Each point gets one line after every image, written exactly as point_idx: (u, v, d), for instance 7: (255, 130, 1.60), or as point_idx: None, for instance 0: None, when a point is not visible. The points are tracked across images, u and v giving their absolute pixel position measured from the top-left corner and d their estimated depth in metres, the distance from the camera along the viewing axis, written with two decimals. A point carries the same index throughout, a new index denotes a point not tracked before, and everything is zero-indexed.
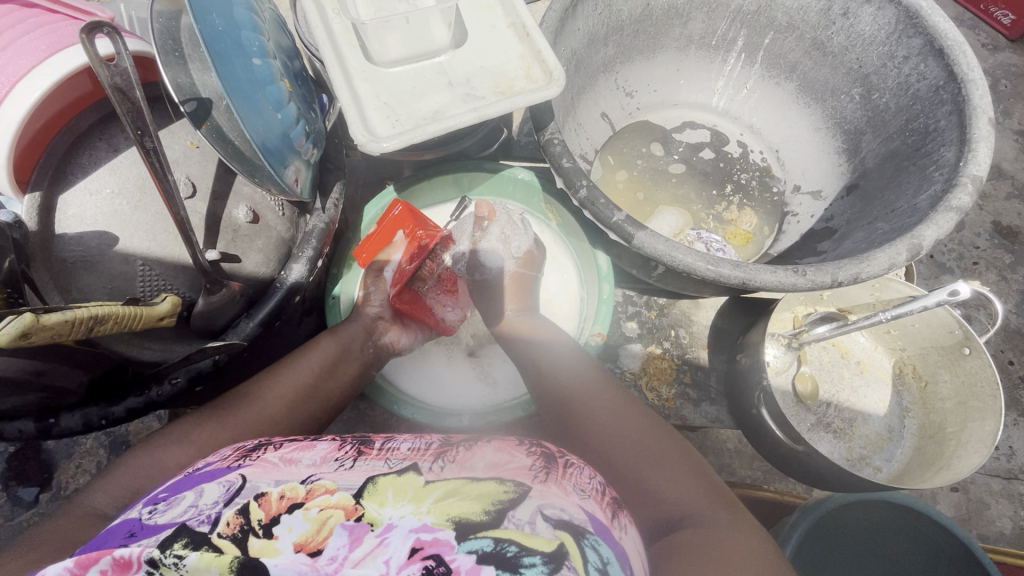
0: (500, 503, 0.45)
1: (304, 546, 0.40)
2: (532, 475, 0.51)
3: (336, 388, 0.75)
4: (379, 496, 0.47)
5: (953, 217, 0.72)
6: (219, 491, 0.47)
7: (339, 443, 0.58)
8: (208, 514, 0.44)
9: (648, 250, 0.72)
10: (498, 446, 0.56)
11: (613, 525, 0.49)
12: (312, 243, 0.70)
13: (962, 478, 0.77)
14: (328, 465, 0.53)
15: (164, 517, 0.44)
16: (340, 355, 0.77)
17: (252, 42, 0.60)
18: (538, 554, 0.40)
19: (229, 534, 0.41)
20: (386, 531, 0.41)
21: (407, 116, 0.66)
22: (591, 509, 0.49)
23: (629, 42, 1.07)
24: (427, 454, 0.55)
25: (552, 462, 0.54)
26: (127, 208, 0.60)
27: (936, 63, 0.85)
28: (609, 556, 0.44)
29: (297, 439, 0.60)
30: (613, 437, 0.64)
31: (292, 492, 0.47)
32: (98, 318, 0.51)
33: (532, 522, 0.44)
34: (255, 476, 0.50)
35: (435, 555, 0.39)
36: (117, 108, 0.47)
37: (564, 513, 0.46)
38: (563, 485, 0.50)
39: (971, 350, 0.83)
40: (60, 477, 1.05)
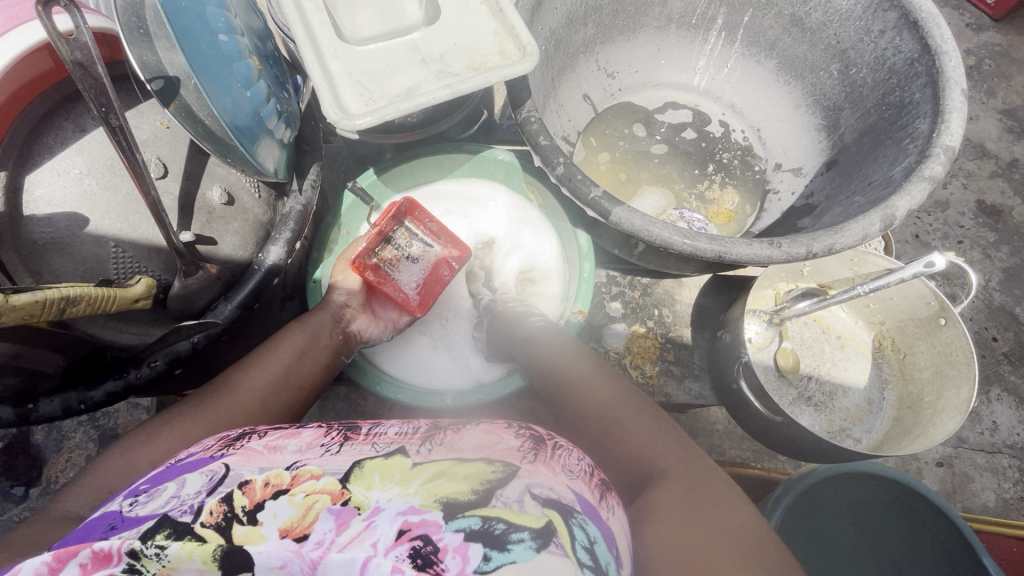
0: (489, 483, 0.46)
1: (289, 532, 0.40)
2: (520, 456, 0.51)
3: (306, 376, 0.72)
4: (365, 479, 0.47)
5: (926, 187, 0.73)
6: (202, 480, 0.47)
7: (325, 429, 0.58)
8: (190, 504, 0.44)
9: (625, 225, 0.72)
10: (487, 428, 0.57)
11: (601, 506, 0.50)
12: (290, 225, 0.70)
13: (937, 444, 0.79)
14: (314, 450, 0.53)
15: (146, 509, 0.44)
16: (309, 344, 0.74)
17: (217, 18, 0.59)
18: (526, 530, 0.41)
19: (212, 523, 0.41)
20: (373, 514, 0.41)
21: (381, 94, 0.66)
22: (579, 489, 0.49)
23: (608, 22, 1.07)
24: (414, 437, 0.55)
25: (540, 443, 0.54)
26: (98, 188, 0.60)
27: (910, 36, 0.86)
28: (597, 535, 0.44)
29: (282, 428, 0.59)
30: (617, 428, 0.62)
31: (276, 479, 0.47)
32: (70, 299, 0.51)
33: (520, 500, 0.44)
34: (238, 464, 0.50)
35: (423, 535, 0.39)
36: (78, 84, 0.46)
37: (552, 492, 0.46)
38: (552, 466, 0.51)
39: (946, 320, 0.85)
40: (49, 472, 1.05)
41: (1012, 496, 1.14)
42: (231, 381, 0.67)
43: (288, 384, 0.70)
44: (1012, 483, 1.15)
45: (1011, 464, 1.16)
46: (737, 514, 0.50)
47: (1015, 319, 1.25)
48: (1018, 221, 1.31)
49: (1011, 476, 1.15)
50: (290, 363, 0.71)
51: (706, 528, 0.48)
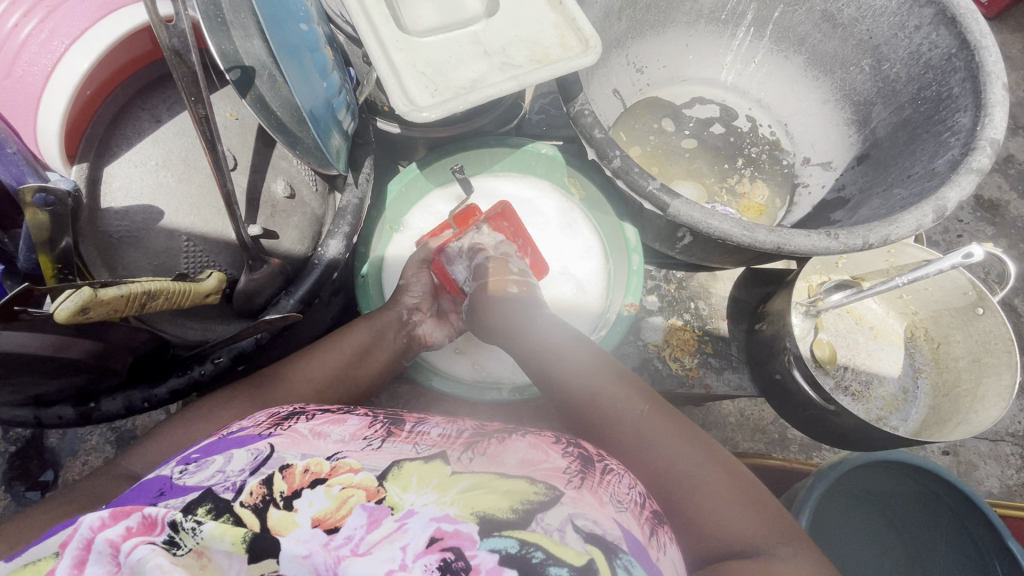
0: (529, 504, 0.44)
1: (321, 523, 0.41)
2: (566, 480, 0.48)
3: (363, 377, 0.73)
4: (403, 480, 0.46)
5: (974, 178, 0.74)
6: (247, 458, 0.47)
7: (370, 420, 0.56)
8: (233, 480, 0.44)
9: (683, 218, 0.73)
10: (532, 442, 0.54)
11: (650, 544, 0.47)
12: (347, 219, 0.69)
13: (982, 429, 0.80)
14: (355, 444, 0.51)
15: (193, 480, 0.45)
16: (372, 344, 0.76)
17: (299, 5, 0.57)
18: (565, 565, 0.40)
19: (251, 503, 0.42)
20: (405, 516, 0.42)
21: (446, 85, 0.65)
22: (627, 525, 0.46)
23: (640, 17, 1.07)
24: (458, 443, 0.53)
25: (590, 467, 0.52)
26: (172, 180, 0.59)
27: (948, 32, 0.87)
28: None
29: (329, 411, 0.59)
30: (657, 448, 0.57)
31: (316, 466, 0.46)
32: (151, 293, 0.50)
33: (562, 530, 0.43)
34: (284, 447, 0.49)
35: (454, 548, 0.40)
36: (173, 74, 0.44)
37: (596, 526, 0.44)
38: (599, 494, 0.48)
39: (984, 310, 0.87)
40: (66, 475, 1.03)
41: (1016, 483, 1.18)
42: (300, 370, 0.69)
43: (348, 378, 0.72)
44: (1016, 469, 1.19)
45: (1014, 451, 1.19)
46: (794, 560, 0.50)
47: (1012, 310, 1.28)
48: (1014, 214, 1.35)
49: (1015, 463, 1.19)
50: (351, 361, 0.72)
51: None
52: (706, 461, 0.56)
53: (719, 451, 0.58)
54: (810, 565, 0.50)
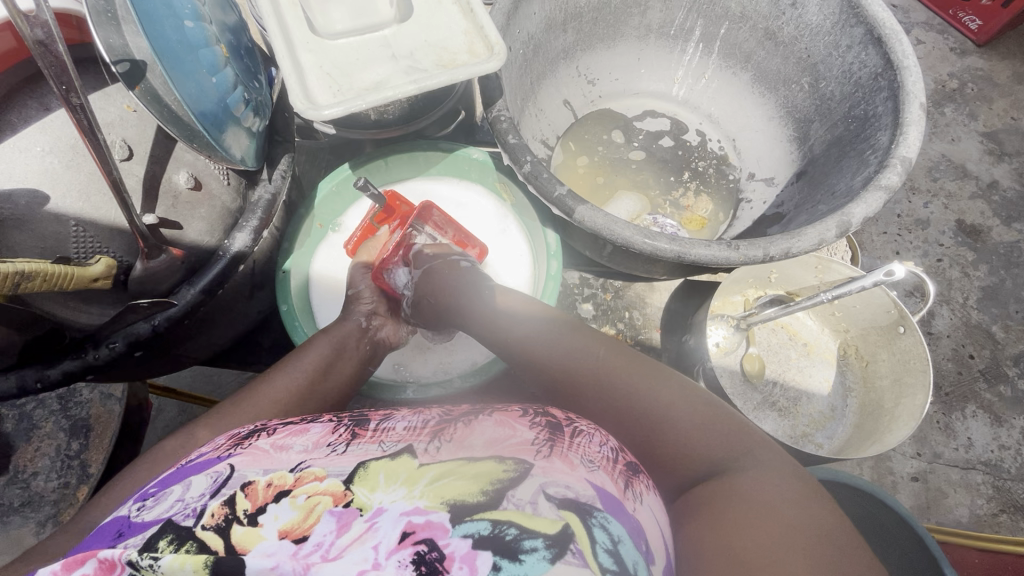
0: (499, 483, 0.44)
1: (288, 534, 0.39)
2: (535, 452, 0.49)
3: (332, 389, 0.71)
4: (370, 480, 0.45)
5: (881, 196, 0.75)
6: (207, 482, 0.46)
7: (333, 426, 0.56)
8: (194, 507, 0.42)
9: (588, 224, 0.74)
10: (499, 419, 0.55)
11: (626, 496, 0.48)
12: (257, 213, 0.70)
13: (890, 448, 0.81)
14: (319, 451, 0.51)
15: (151, 514, 0.43)
16: (336, 355, 0.75)
17: (184, 5, 0.61)
18: (539, 537, 0.40)
19: (212, 525, 0.40)
20: (374, 515, 0.41)
21: (349, 86, 0.67)
22: (600, 482, 0.48)
23: (588, 29, 1.09)
24: (424, 433, 0.54)
25: (558, 433, 0.53)
26: (59, 166, 0.60)
27: (875, 50, 0.89)
28: (620, 534, 0.43)
29: (291, 423, 0.58)
30: (617, 398, 0.60)
31: (279, 479, 0.45)
32: (24, 273, 0.52)
33: (534, 502, 0.43)
34: (244, 465, 0.48)
35: (427, 540, 0.39)
36: (37, 61, 0.47)
37: (569, 491, 0.45)
38: (569, 459, 0.49)
39: (905, 329, 0.86)
40: (17, 461, 0.97)
41: (987, 513, 1.14)
42: (267, 388, 0.66)
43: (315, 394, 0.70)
44: (986, 500, 1.15)
45: (986, 481, 1.16)
46: (764, 469, 0.51)
47: (991, 337, 1.25)
48: (996, 241, 1.33)
49: (985, 493, 1.15)
50: (313, 376, 0.69)
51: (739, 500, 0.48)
52: (675, 396, 0.59)
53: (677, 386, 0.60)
54: (780, 472, 0.51)
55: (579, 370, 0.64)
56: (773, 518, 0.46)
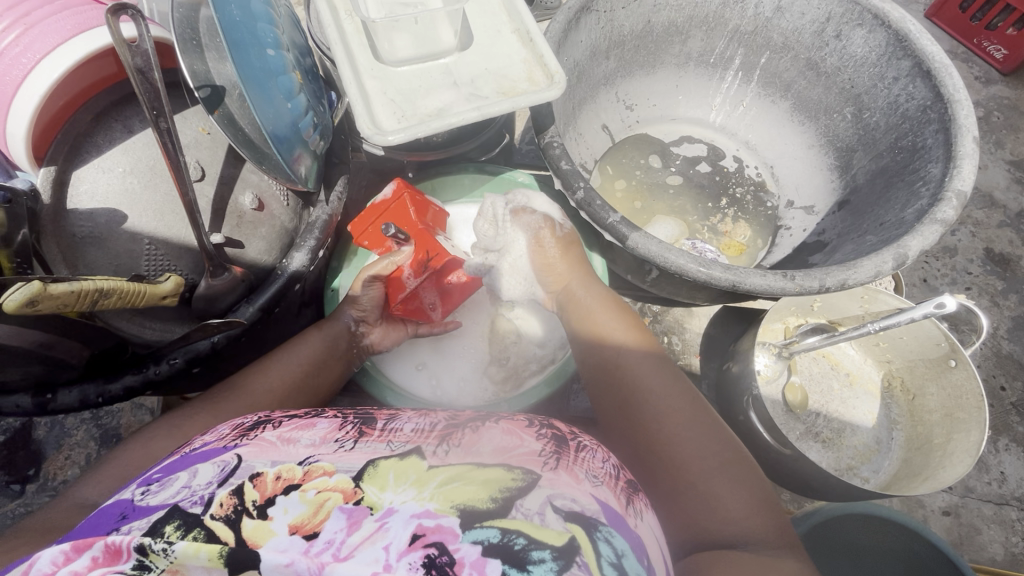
0: (508, 491, 0.42)
1: (299, 529, 0.37)
2: (541, 462, 0.48)
3: (322, 383, 0.76)
4: (379, 479, 0.43)
5: (939, 229, 0.74)
6: (214, 472, 0.45)
7: (340, 423, 0.54)
8: (200, 495, 0.41)
9: (641, 251, 0.74)
10: (505, 428, 0.55)
11: (627, 513, 0.48)
12: (315, 233, 0.71)
13: (948, 485, 0.78)
14: (327, 446, 0.49)
15: (157, 499, 0.42)
16: (328, 353, 0.77)
17: (267, 33, 0.62)
18: (547, 549, 0.38)
19: (223, 516, 0.39)
20: (385, 516, 0.39)
21: (413, 112, 0.69)
22: (603, 497, 0.47)
23: (629, 57, 1.10)
24: (431, 436, 0.52)
25: (563, 446, 0.53)
26: (138, 187, 0.62)
27: (924, 84, 0.89)
28: (624, 548, 0.42)
29: (297, 416, 0.57)
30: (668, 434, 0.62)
31: (288, 473, 0.43)
32: (103, 291, 0.53)
33: (541, 513, 0.41)
34: (252, 456, 0.47)
35: (437, 543, 0.36)
36: (135, 88, 0.49)
37: (575, 504, 0.43)
38: (574, 472, 0.48)
39: (957, 362, 0.85)
40: (49, 468, 0.98)
41: (1022, 551, 1.09)
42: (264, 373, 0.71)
43: (304, 391, 0.72)
44: (1022, 537, 1.10)
45: (1021, 517, 1.11)
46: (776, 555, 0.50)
47: None
48: None
49: (1021, 530, 1.11)
50: (308, 372, 0.73)
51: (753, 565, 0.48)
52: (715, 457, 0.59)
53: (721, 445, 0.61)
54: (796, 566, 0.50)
55: (639, 392, 0.66)
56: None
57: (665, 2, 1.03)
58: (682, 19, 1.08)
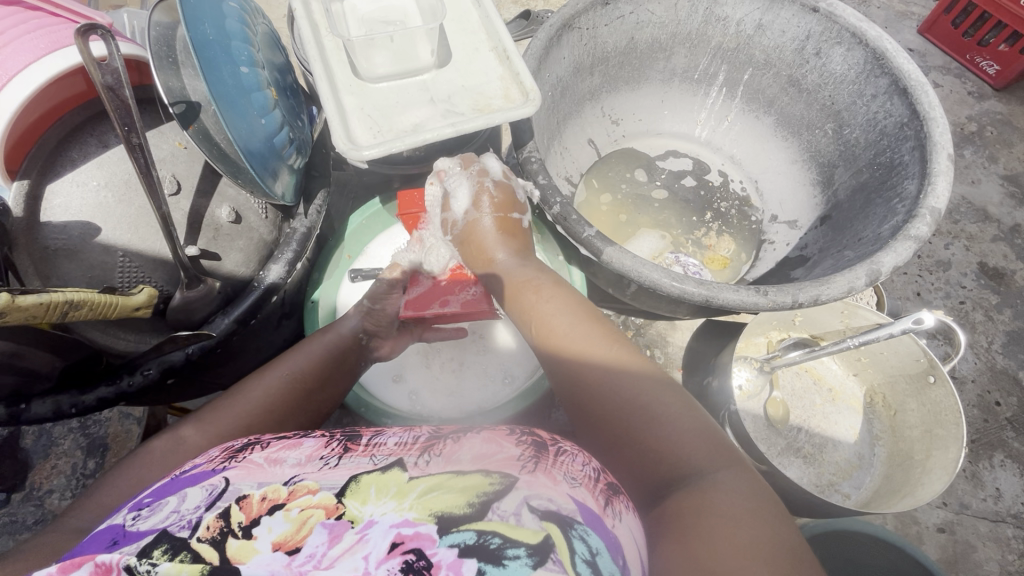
0: (485, 495, 0.42)
1: (282, 545, 0.37)
2: (519, 466, 0.46)
3: (323, 400, 0.72)
4: (361, 493, 0.43)
5: (911, 246, 0.75)
6: (202, 495, 0.44)
7: (326, 440, 0.54)
8: (189, 518, 0.41)
9: (616, 265, 0.74)
10: (487, 436, 0.52)
11: (606, 514, 0.45)
12: (293, 245, 0.72)
13: (925, 502, 0.78)
14: (312, 464, 0.48)
15: (147, 524, 0.41)
16: (332, 367, 0.73)
17: (241, 52, 0.64)
18: (523, 546, 0.37)
19: (208, 538, 0.38)
20: (366, 526, 0.39)
21: (389, 128, 0.70)
22: (581, 498, 0.44)
23: (614, 73, 1.11)
24: (414, 448, 0.51)
25: (543, 451, 0.50)
26: (112, 201, 0.64)
27: (901, 101, 0.90)
28: (599, 546, 0.40)
29: (285, 436, 0.56)
30: (606, 389, 0.57)
31: (273, 493, 0.43)
32: (72, 302, 0.54)
33: (518, 513, 0.40)
34: (238, 478, 0.46)
35: (415, 550, 0.36)
36: (104, 103, 0.50)
37: (551, 503, 0.42)
38: (552, 475, 0.46)
39: (935, 378, 0.85)
40: (33, 477, 0.98)
41: (1018, 569, 1.08)
42: (260, 387, 0.67)
43: (311, 406, 0.70)
44: (1017, 556, 1.08)
45: (1016, 535, 1.10)
46: (739, 481, 0.48)
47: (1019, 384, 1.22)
48: (1020, 285, 1.31)
49: (1017, 548, 1.09)
50: (309, 389, 0.70)
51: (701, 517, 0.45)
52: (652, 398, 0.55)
53: (656, 383, 0.57)
54: (753, 487, 0.48)
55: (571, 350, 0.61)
56: (730, 524, 0.44)
57: (648, 20, 1.05)
58: (665, 37, 1.09)
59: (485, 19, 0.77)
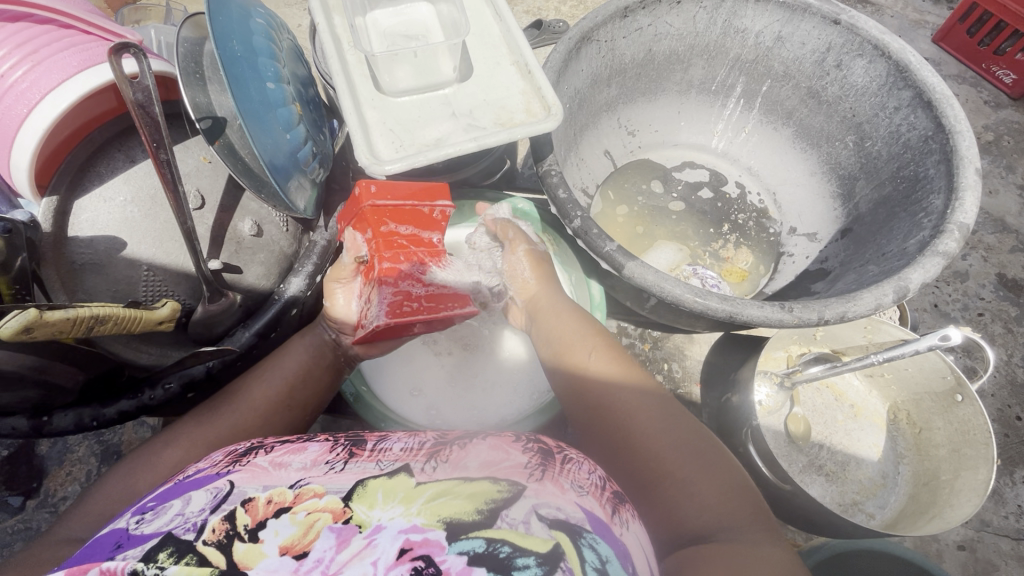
0: (494, 502, 0.41)
1: (289, 550, 0.36)
2: (527, 474, 0.45)
3: (311, 396, 0.67)
4: (368, 497, 0.41)
5: (940, 262, 0.73)
6: (206, 498, 0.42)
7: (331, 445, 0.51)
8: (194, 521, 0.39)
9: (638, 280, 0.74)
10: (493, 443, 0.51)
11: (613, 521, 0.44)
12: (313, 258, 0.72)
13: (955, 525, 0.76)
14: (317, 469, 0.46)
15: (152, 527, 0.39)
16: (313, 362, 0.69)
17: (267, 68, 0.64)
18: (532, 555, 0.37)
19: (214, 540, 0.37)
20: (374, 532, 0.37)
21: (411, 142, 0.70)
22: (589, 507, 0.44)
23: (631, 84, 1.11)
24: (420, 454, 0.48)
25: (549, 458, 0.49)
26: (138, 215, 0.64)
27: (925, 114, 0.89)
28: (608, 554, 0.40)
29: (290, 440, 0.53)
30: (648, 437, 0.56)
31: (279, 496, 0.41)
32: (99, 318, 0.53)
33: (527, 522, 0.39)
34: (243, 481, 0.44)
35: (424, 556, 0.35)
36: (137, 122, 0.51)
37: (560, 513, 0.41)
38: (560, 483, 0.45)
39: (963, 398, 0.83)
40: (49, 485, 0.98)
41: None
42: (239, 395, 0.64)
43: (291, 407, 0.65)
44: None
45: None
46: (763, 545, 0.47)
47: None
48: None
49: None
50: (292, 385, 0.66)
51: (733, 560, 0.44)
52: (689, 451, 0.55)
53: (695, 442, 0.56)
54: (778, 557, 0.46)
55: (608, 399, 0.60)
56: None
57: (666, 32, 1.05)
58: (683, 48, 1.09)
59: (506, 33, 0.77)
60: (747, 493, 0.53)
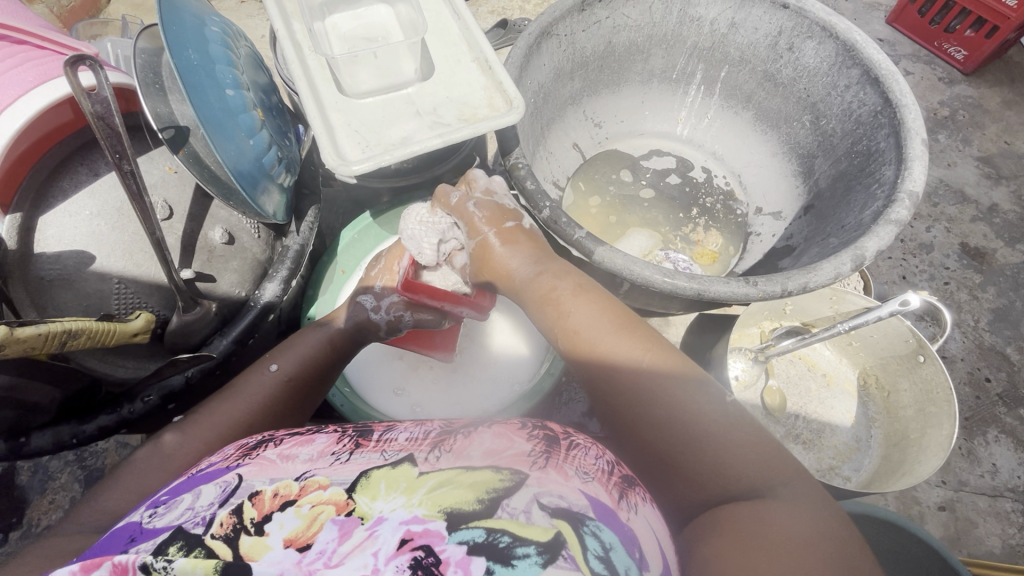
0: (494, 492, 0.41)
1: (293, 542, 0.36)
2: (530, 462, 0.46)
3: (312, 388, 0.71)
4: (371, 489, 0.42)
5: (892, 229, 0.77)
6: (216, 491, 0.43)
7: (338, 436, 0.52)
8: (203, 515, 0.40)
9: (608, 265, 0.76)
10: (498, 431, 0.51)
11: (620, 506, 0.45)
12: (287, 263, 0.72)
13: (924, 480, 0.79)
14: (324, 460, 0.47)
15: (163, 521, 0.40)
16: (323, 354, 0.73)
17: (225, 75, 0.64)
18: (532, 545, 0.37)
19: (222, 534, 0.37)
20: (375, 524, 0.38)
21: (377, 141, 0.71)
22: (593, 493, 0.44)
23: (594, 77, 1.13)
24: (425, 443, 0.49)
25: (555, 445, 0.50)
26: (105, 229, 0.64)
27: (873, 90, 0.93)
28: (612, 540, 0.40)
29: (297, 432, 0.54)
30: (668, 402, 0.52)
31: (286, 489, 0.42)
32: (71, 332, 0.53)
33: (528, 511, 0.40)
34: (251, 475, 0.45)
35: (424, 546, 0.36)
36: (97, 134, 0.52)
37: (562, 500, 0.42)
38: (564, 470, 0.46)
39: (925, 357, 0.87)
40: (32, 513, 0.97)
41: (1019, 542, 1.09)
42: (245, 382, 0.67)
43: (293, 397, 0.68)
44: (1018, 528, 1.10)
45: (1016, 508, 1.12)
46: (802, 503, 0.44)
47: (1008, 359, 1.24)
48: (1001, 263, 1.34)
49: (1017, 521, 1.11)
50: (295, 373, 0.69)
51: (763, 525, 0.42)
52: (712, 408, 0.51)
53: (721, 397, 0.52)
54: (824, 514, 0.44)
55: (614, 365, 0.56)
56: (788, 553, 0.40)
57: (625, 24, 1.07)
58: (642, 39, 1.11)
59: (465, 30, 0.79)
60: (782, 449, 0.50)
